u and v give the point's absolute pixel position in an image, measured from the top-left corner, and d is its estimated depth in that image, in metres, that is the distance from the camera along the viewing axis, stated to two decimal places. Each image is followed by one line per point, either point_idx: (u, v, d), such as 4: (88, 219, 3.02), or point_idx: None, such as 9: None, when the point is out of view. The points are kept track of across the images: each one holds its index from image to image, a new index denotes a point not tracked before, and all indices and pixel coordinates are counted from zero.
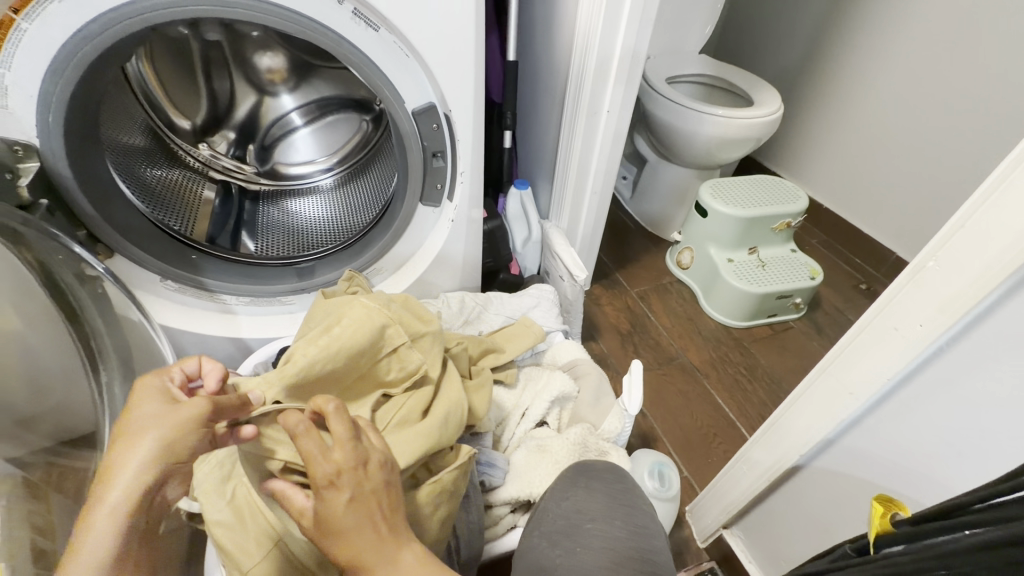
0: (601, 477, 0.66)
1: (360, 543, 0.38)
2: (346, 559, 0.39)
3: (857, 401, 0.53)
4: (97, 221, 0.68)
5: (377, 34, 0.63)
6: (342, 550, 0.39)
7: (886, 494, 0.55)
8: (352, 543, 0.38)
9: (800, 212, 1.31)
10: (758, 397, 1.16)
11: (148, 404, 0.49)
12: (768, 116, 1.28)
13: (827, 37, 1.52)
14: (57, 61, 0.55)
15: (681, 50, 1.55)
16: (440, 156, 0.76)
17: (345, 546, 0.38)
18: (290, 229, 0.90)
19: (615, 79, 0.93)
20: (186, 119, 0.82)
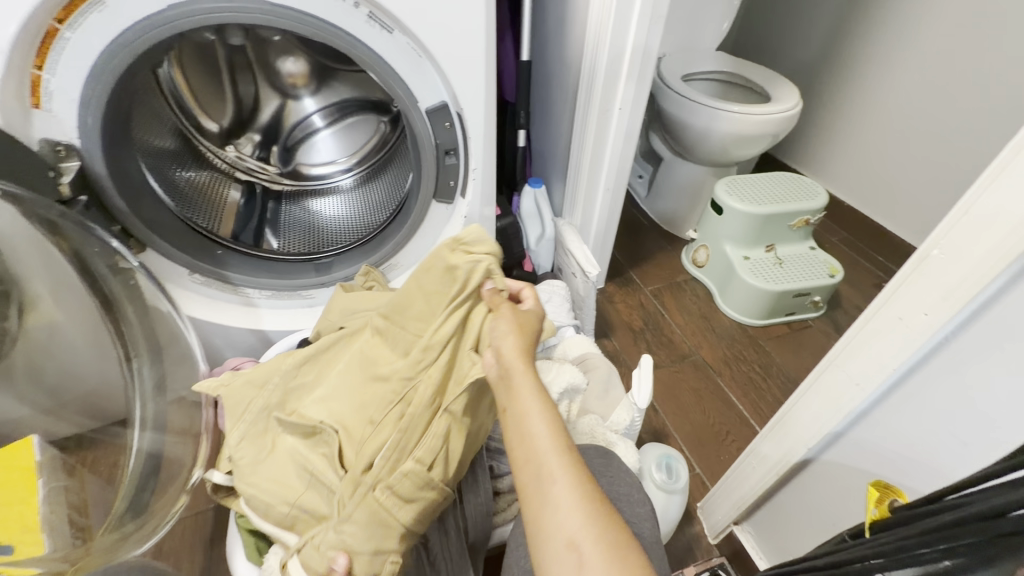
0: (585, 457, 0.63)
1: (519, 373, 0.50)
2: (527, 450, 0.44)
3: (864, 393, 0.53)
4: (131, 217, 0.72)
5: (391, 36, 0.66)
6: (511, 381, 0.50)
7: (885, 479, 0.56)
8: (537, 439, 0.44)
9: (819, 209, 1.29)
10: (772, 395, 1.14)
11: None
12: (785, 111, 1.26)
13: (847, 31, 1.50)
14: (97, 65, 0.59)
15: (696, 47, 1.54)
16: (452, 153, 0.78)
17: (530, 440, 0.44)
18: (310, 227, 0.94)
19: (626, 76, 0.94)
20: (213, 122, 0.86)
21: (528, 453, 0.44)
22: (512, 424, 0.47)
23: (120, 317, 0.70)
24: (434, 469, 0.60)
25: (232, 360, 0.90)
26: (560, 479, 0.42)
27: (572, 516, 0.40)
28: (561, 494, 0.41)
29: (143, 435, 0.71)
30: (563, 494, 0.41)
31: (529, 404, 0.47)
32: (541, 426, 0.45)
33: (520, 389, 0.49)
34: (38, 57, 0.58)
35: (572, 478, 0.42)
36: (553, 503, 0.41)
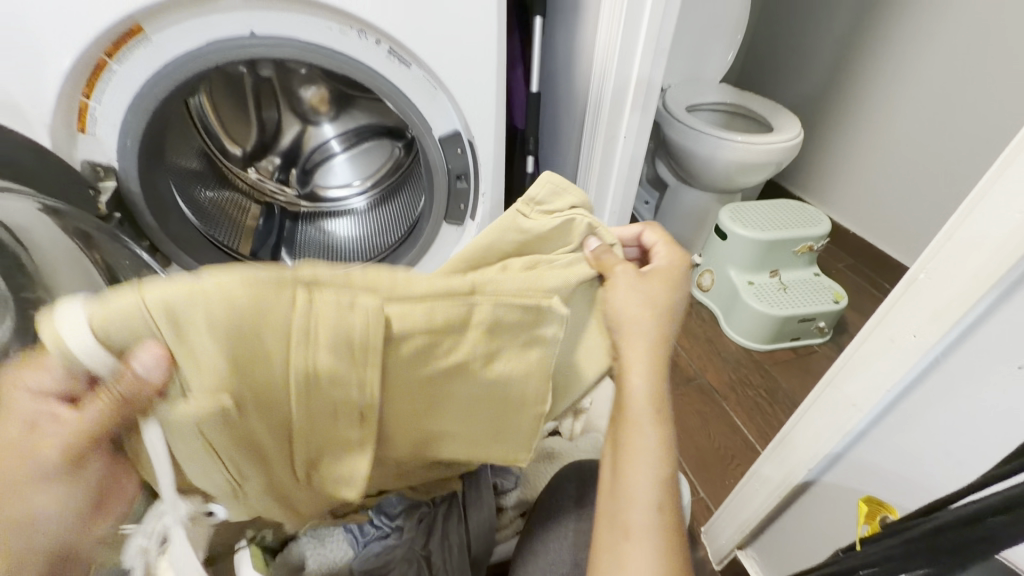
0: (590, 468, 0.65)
1: (646, 408, 0.46)
2: (626, 484, 0.45)
3: (860, 413, 0.54)
4: (159, 234, 0.76)
5: (408, 70, 0.71)
6: (624, 393, 0.47)
7: (878, 498, 0.56)
8: (636, 469, 0.45)
9: (823, 235, 1.31)
10: (778, 420, 1.14)
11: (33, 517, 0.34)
12: (787, 141, 1.30)
13: (847, 65, 1.55)
14: (138, 94, 0.64)
15: (700, 79, 1.60)
16: (463, 178, 0.82)
17: (631, 472, 0.45)
18: (325, 246, 0.97)
19: (630, 107, 0.98)
20: (237, 145, 0.92)
21: (631, 502, 0.44)
22: (625, 459, 0.45)
23: None
24: None
25: None
26: (656, 541, 0.42)
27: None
28: (649, 557, 0.42)
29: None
30: (642, 556, 0.42)
31: (647, 448, 0.45)
32: (651, 474, 0.44)
33: (642, 430, 0.46)
34: (87, 87, 0.63)
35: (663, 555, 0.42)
36: (640, 565, 0.41)
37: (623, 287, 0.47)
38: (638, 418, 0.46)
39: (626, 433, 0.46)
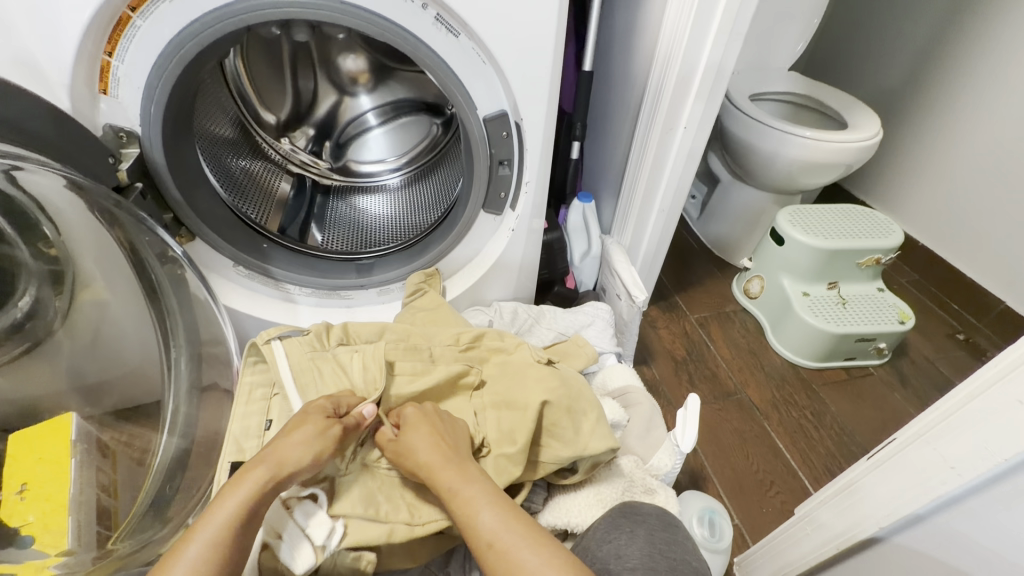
0: (650, 527, 0.61)
1: (478, 494, 0.55)
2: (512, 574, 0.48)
3: (959, 479, 0.46)
4: (183, 206, 0.72)
5: (456, 40, 0.63)
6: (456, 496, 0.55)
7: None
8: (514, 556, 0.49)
9: (894, 248, 1.19)
10: (824, 446, 1.05)
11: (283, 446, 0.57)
12: (863, 141, 1.17)
13: (938, 57, 1.38)
14: (163, 56, 0.59)
15: (767, 67, 1.46)
16: (506, 164, 0.75)
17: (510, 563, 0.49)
18: (355, 224, 0.92)
19: (695, 94, 0.88)
20: (271, 113, 0.86)
21: (485, 537, 0.51)
22: (464, 515, 0.54)
23: (163, 307, 0.74)
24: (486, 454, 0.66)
25: None
26: (520, 540, 0.50)
27: (530, 559, 0.49)
28: (521, 546, 0.50)
29: (171, 439, 0.73)
30: None
31: (473, 492, 0.55)
32: (485, 502, 0.54)
33: (453, 484, 0.56)
34: (110, 44, 0.58)
35: (535, 547, 0.49)
36: (517, 558, 0.49)
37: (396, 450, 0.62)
38: (452, 486, 0.56)
39: (454, 491, 0.55)
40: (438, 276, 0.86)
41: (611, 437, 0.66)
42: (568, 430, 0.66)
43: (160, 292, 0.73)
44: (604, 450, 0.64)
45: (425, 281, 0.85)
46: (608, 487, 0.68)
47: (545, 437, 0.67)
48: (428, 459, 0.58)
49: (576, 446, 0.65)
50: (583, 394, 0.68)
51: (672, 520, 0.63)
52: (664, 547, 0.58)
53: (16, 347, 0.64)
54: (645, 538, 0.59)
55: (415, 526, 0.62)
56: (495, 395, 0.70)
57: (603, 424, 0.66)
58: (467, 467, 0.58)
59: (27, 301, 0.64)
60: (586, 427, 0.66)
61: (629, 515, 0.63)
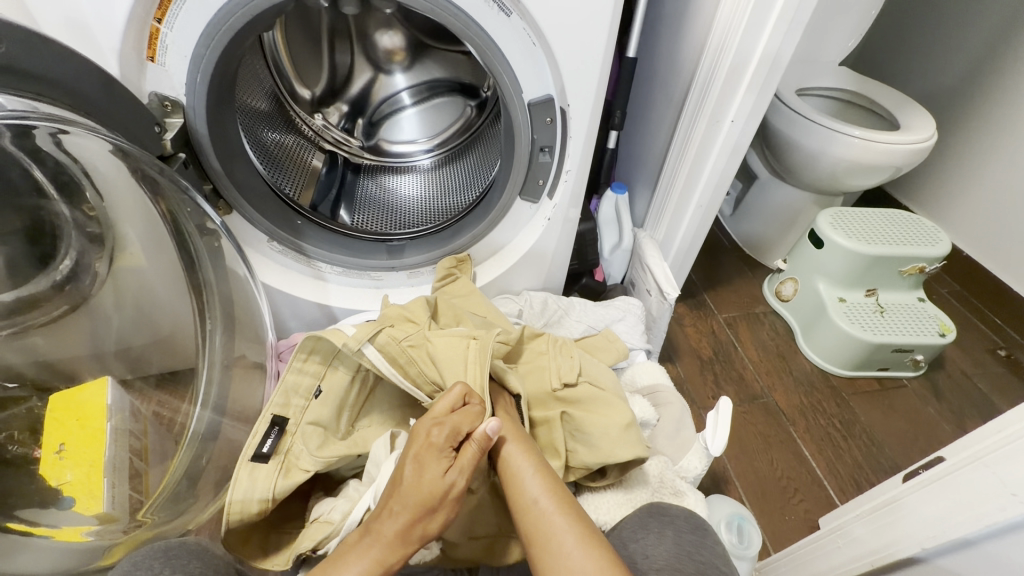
0: (677, 529, 0.59)
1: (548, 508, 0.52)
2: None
3: (1018, 507, 0.44)
4: (222, 177, 0.71)
5: (507, 19, 0.61)
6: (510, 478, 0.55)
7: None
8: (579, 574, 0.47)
9: (939, 257, 1.14)
10: (852, 457, 1.03)
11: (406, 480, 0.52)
12: (917, 143, 1.11)
13: (1001, 57, 1.31)
14: (210, 25, 0.58)
15: (816, 60, 1.40)
16: (547, 151, 0.73)
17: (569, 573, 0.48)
18: (385, 205, 0.91)
19: (745, 87, 0.85)
20: (306, 88, 0.85)
21: (529, 509, 0.53)
22: (509, 477, 0.56)
23: (200, 281, 0.73)
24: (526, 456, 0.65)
25: (297, 333, 0.89)
26: (562, 521, 0.51)
27: (574, 552, 0.48)
28: (562, 528, 0.50)
29: (203, 409, 0.74)
30: None
31: (522, 462, 0.56)
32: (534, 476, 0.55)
33: (510, 450, 0.57)
34: (159, 10, 0.57)
35: (572, 524, 0.51)
36: (555, 537, 0.50)
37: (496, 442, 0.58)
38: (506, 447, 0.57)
39: (506, 457, 0.57)
40: (469, 262, 0.85)
41: (641, 443, 0.63)
42: (595, 435, 0.64)
43: (198, 266, 0.72)
44: (630, 458, 0.62)
45: (455, 267, 0.84)
46: (638, 488, 0.67)
47: (574, 440, 0.66)
48: (515, 457, 0.56)
49: (600, 454, 0.63)
50: (616, 408, 0.65)
51: (700, 523, 0.61)
52: (690, 549, 0.56)
53: (58, 309, 0.66)
54: (673, 539, 0.57)
55: (475, 539, 0.64)
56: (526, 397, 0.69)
57: (633, 431, 0.63)
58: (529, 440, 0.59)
59: (68, 265, 0.65)
60: (622, 437, 0.63)
61: (656, 515, 0.62)
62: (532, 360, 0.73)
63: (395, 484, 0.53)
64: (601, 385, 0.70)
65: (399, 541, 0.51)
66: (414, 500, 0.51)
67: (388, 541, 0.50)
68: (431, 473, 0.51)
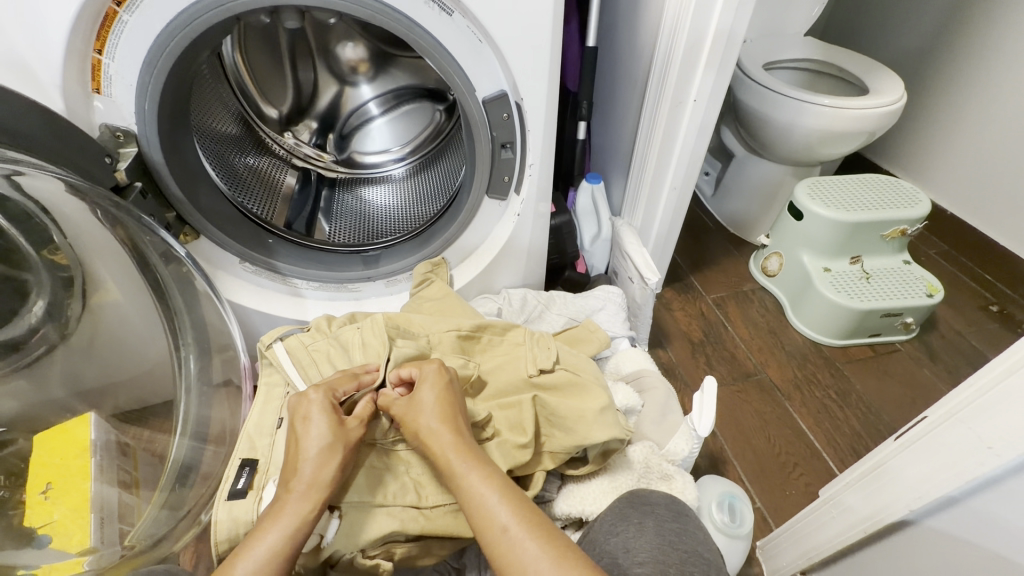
0: (658, 518, 0.58)
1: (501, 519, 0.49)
2: None
3: (999, 459, 0.43)
4: (184, 204, 0.71)
5: (450, 19, 0.61)
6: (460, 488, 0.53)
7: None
8: None
9: (920, 218, 1.13)
10: (849, 427, 1.02)
11: (298, 430, 0.57)
12: (886, 106, 1.11)
13: (966, 12, 1.30)
14: (153, 50, 0.58)
15: (782, 33, 1.40)
16: (509, 147, 0.72)
17: None
18: (361, 217, 0.90)
19: (705, 65, 0.85)
20: (273, 107, 0.85)
21: (492, 534, 0.49)
22: (471, 504, 0.52)
23: (171, 306, 0.74)
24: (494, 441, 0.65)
25: None
26: (525, 537, 0.48)
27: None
28: (531, 552, 0.47)
29: (184, 436, 0.74)
30: None
31: (476, 481, 0.52)
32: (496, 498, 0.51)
33: (457, 466, 0.54)
34: (99, 41, 0.57)
35: (539, 539, 0.48)
36: (523, 561, 0.47)
37: (406, 408, 0.59)
38: (448, 457, 0.55)
39: (459, 478, 0.53)
40: (445, 265, 0.84)
41: (619, 425, 0.64)
42: (571, 418, 0.65)
43: (168, 296, 0.74)
44: (608, 439, 0.63)
45: (430, 270, 0.84)
46: (622, 474, 0.67)
47: (549, 427, 0.66)
48: (437, 440, 0.56)
49: (578, 436, 0.64)
50: (593, 396, 0.66)
51: (682, 509, 0.60)
52: (674, 538, 0.55)
53: (36, 350, 0.66)
54: (654, 530, 0.56)
55: (423, 509, 0.61)
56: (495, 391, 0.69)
57: (609, 413, 0.64)
58: (473, 447, 0.56)
59: (41, 306, 0.65)
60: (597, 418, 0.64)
61: (636, 505, 0.61)
62: (507, 355, 0.73)
63: (288, 442, 0.57)
64: (576, 372, 0.70)
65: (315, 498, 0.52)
66: (305, 453, 0.54)
67: (307, 499, 0.52)
68: (316, 422, 0.56)
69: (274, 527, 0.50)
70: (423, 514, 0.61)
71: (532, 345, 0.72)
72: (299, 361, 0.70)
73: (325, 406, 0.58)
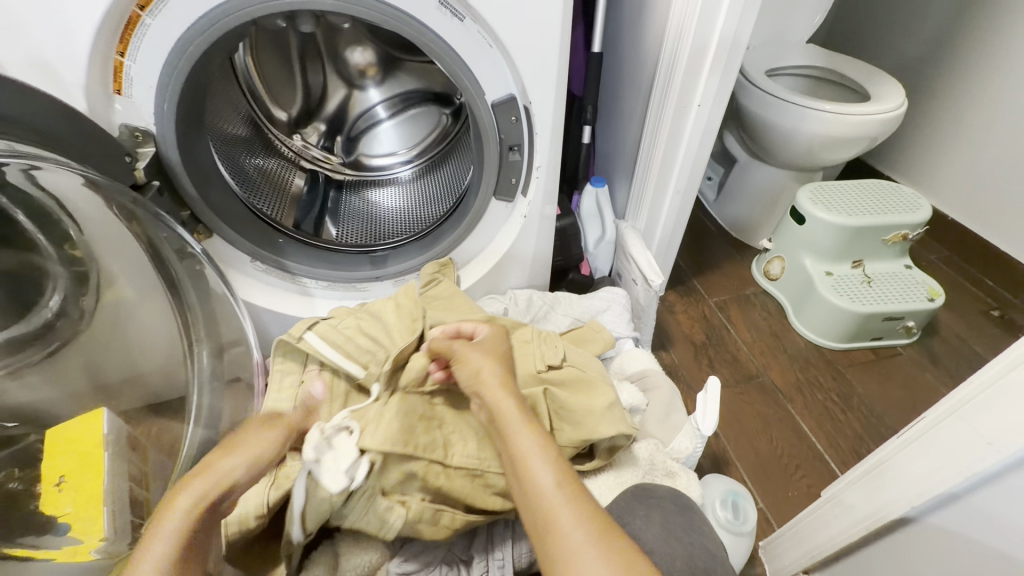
0: (665, 512, 0.61)
1: (546, 480, 0.48)
2: (565, 562, 0.43)
3: (998, 455, 0.44)
4: (198, 203, 0.73)
5: (462, 24, 0.62)
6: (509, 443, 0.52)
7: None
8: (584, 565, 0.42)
9: (921, 223, 1.14)
10: (851, 430, 1.03)
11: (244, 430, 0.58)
12: (888, 112, 1.12)
13: (967, 21, 1.32)
14: (173, 52, 0.60)
15: (784, 40, 1.41)
16: (516, 149, 0.74)
17: (570, 561, 0.43)
18: (368, 218, 0.92)
19: (709, 70, 0.86)
20: (283, 110, 0.87)
21: (537, 493, 0.47)
22: (519, 459, 0.51)
23: (184, 302, 0.77)
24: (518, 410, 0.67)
25: None
26: (568, 504, 0.46)
27: (585, 547, 0.43)
28: (570, 521, 0.45)
29: (197, 427, 0.75)
30: None
31: (526, 439, 0.51)
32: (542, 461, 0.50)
33: (512, 419, 0.54)
34: (121, 43, 0.59)
35: (577, 509, 0.46)
36: (561, 526, 0.45)
37: (463, 351, 0.62)
38: (505, 411, 0.55)
39: (513, 436, 0.52)
40: (452, 265, 0.85)
41: (625, 422, 0.65)
42: (579, 412, 0.65)
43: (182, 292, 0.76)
44: (615, 434, 0.64)
45: (437, 269, 0.84)
46: (628, 470, 0.68)
47: (556, 421, 0.66)
48: (495, 389, 0.56)
49: (585, 430, 0.65)
50: (601, 391, 0.68)
51: (687, 503, 0.63)
52: (677, 530, 0.58)
53: (53, 343, 0.67)
54: (661, 521, 0.59)
55: (447, 466, 0.64)
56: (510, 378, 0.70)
57: (616, 410, 0.66)
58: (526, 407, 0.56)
59: (56, 300, 0.66)
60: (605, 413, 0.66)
61: (642, 498, 0.63)
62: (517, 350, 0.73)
63: (215, 455, 0.57)
64: (586, 369, 0.72)
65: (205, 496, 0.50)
66: (235, 445, 0.55)
67: (195, 493, 0.49)
68: (258, 430, 0.57)
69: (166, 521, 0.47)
70: (447, 471, 0.65)
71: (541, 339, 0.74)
72: (333, 343, 0.74)
73: (269, 419, 0.60)
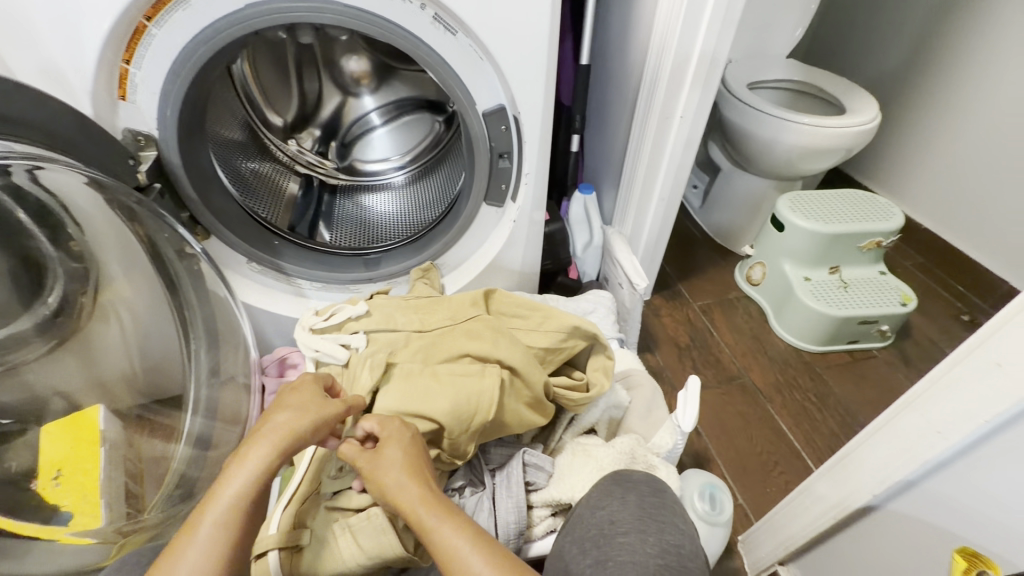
0: (639, 493, 0.61)
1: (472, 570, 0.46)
2: None
3: (947, 443, 0.48)
4: (198, 205, 0.75)
5: (454, 37, 0.66)
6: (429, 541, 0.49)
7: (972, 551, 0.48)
8: None
9: (894, 231, 1.19)
10: (827, 428, 1.07)
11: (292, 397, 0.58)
12: (862, 124, 1.17)
13: (938, 39, 1.39)
14: (177, 61, 0.63)
15: (765, 54, 1.47)
16: (506, 156, 0.77)
17: None
18: (361, 222, 0.94)
19: (690, 84, 0.91)
20: (278, 116, 0.89)
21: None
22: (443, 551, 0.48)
23: (182, 300, 0.78)
24: (542, 354, 0.75)
25: (281, 348, 0.93)
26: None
27: None
28: None
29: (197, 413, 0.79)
30: None
31: (447, 532, 0.49)
32: (464, 537, 0.48)
33: (429, 521, 0.50)
34: (127, 52, 0.62)
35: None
36: None
37: (369, 465, 0.57)
38: (418, 513, 0.51)
39: (430, 534, 0.49)
40: (434, 270, 0.88)
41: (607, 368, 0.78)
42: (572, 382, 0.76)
43: (176, 293, 0.78)
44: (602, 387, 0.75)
45: (422, 276, 0.88)
46: (611, 462, 0.71)
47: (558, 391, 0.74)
48: (400, 492, 0.53)
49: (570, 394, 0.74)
50: (559, 318, 0.76)
51: (661, 485, 0.62)
52: (652, 511, 0.57)
53: (49, 343, 0.68)
54: (637, 503, 0.59)
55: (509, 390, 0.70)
56: (481, 352, 0.71)
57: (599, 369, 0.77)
58: (439, 495, 0.53)
59: (55, 298, 0.67)
60: (566, 343, 0.75)
61: (620, 482, 0.63)
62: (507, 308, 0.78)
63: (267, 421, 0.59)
64: (536, 303, 0.80)
65: (273, 455, 0.52)
66: (274, 409, 0.56)
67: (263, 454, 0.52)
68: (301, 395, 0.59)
69: (241, 469, 0.51)
70: (513, 382, 0.70)
71: (543, 309, 0.78)
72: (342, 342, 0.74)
73: (295, 395, 0.59)
